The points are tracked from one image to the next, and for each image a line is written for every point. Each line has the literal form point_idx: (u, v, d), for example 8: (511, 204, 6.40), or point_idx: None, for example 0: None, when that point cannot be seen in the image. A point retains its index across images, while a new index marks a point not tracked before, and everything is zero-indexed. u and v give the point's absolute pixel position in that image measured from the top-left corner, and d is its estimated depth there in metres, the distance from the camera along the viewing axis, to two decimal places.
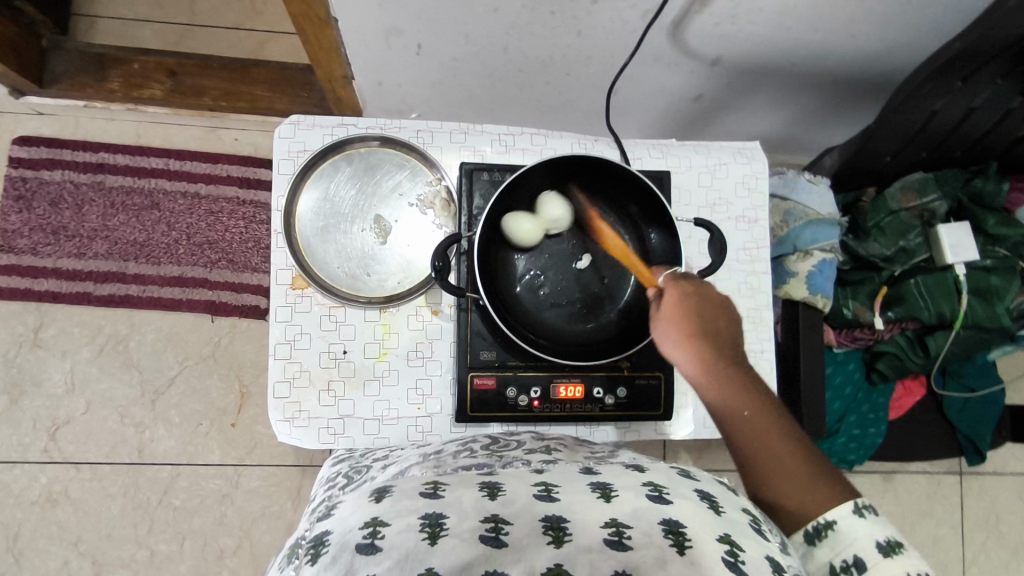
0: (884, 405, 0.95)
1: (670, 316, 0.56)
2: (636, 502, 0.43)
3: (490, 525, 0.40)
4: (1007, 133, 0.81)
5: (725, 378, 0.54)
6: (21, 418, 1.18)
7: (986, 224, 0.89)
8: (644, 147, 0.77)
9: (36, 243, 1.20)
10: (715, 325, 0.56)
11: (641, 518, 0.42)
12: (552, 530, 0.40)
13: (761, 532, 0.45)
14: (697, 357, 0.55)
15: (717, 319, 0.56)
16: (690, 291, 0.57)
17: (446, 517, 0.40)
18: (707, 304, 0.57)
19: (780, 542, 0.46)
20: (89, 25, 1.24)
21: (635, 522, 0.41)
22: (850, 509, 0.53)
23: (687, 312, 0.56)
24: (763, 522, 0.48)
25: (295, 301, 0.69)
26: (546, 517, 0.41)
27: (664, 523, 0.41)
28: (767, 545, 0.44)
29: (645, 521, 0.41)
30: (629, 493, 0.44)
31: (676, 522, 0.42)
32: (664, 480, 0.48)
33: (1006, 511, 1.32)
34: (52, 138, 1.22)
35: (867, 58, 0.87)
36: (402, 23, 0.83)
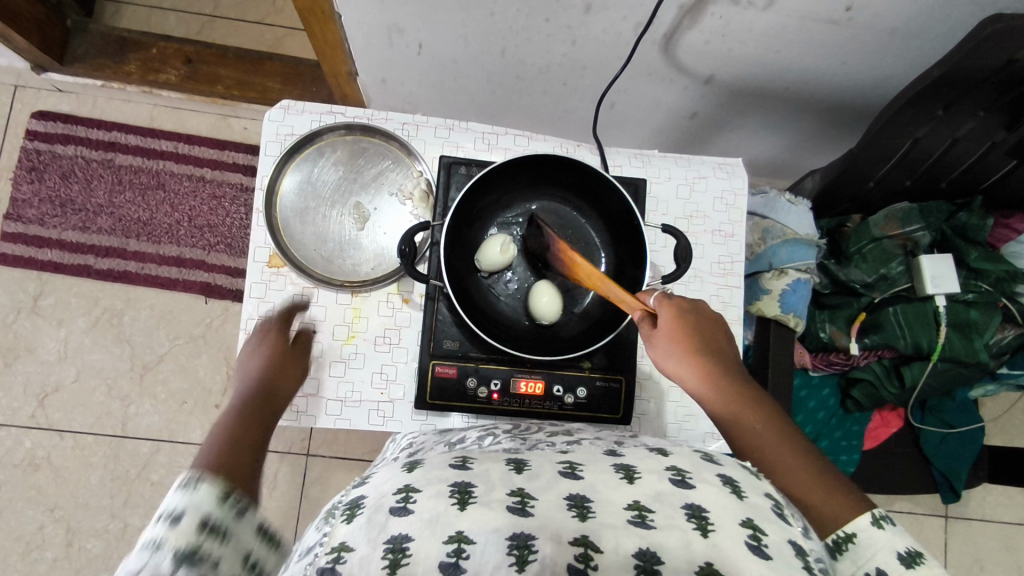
0: (858, 433, 0.93)
1: (669, 328, 0.57)
2: (657, 486, 0.41)
3: (516, 499, 0.39)
4: (989, 167, 0.81)
5: (727, 387, 0.54)
6: (12, 382, 1.21)
7: (969, 258, 0.87)
8: (624, 155, 0.78)
9: (44, 215, 1.24)
10: (709, 336, 0.57)
11: (662, 500, 0.40)
12: (577, 508, 0.39)
13: (785, 517, 0.42)
14: (700, 369, 0.55)
15: (712, 332, 0.58)
16: (683, 305, 0.59)
17: (475, 486, 0.41)
18: (699, 317, 0.58)
19: (804, 528, 0.42)
20: (116, 10, 1.29)
21: (657, 506, 0.39)
22: (868, 520, 0.49)
23: (684, 324, 0.57)
24: (788, 508, 0.43)
25: (270, 278, 0.71)
26: (570, 495, 0.40)
27: (685, 507, 0.39)
28: (794, 532, 0.40)
29: (667, 504, 0.39)
30: (651, 476, 0.42)
31: (698, 506, 0.39)
32: (687, 463, 0.44)
33: (989, 558, 1.30)
34: (70, 115, 1.26)
35: (857, 86, 0.88)
36: (403, 22, 0.86)
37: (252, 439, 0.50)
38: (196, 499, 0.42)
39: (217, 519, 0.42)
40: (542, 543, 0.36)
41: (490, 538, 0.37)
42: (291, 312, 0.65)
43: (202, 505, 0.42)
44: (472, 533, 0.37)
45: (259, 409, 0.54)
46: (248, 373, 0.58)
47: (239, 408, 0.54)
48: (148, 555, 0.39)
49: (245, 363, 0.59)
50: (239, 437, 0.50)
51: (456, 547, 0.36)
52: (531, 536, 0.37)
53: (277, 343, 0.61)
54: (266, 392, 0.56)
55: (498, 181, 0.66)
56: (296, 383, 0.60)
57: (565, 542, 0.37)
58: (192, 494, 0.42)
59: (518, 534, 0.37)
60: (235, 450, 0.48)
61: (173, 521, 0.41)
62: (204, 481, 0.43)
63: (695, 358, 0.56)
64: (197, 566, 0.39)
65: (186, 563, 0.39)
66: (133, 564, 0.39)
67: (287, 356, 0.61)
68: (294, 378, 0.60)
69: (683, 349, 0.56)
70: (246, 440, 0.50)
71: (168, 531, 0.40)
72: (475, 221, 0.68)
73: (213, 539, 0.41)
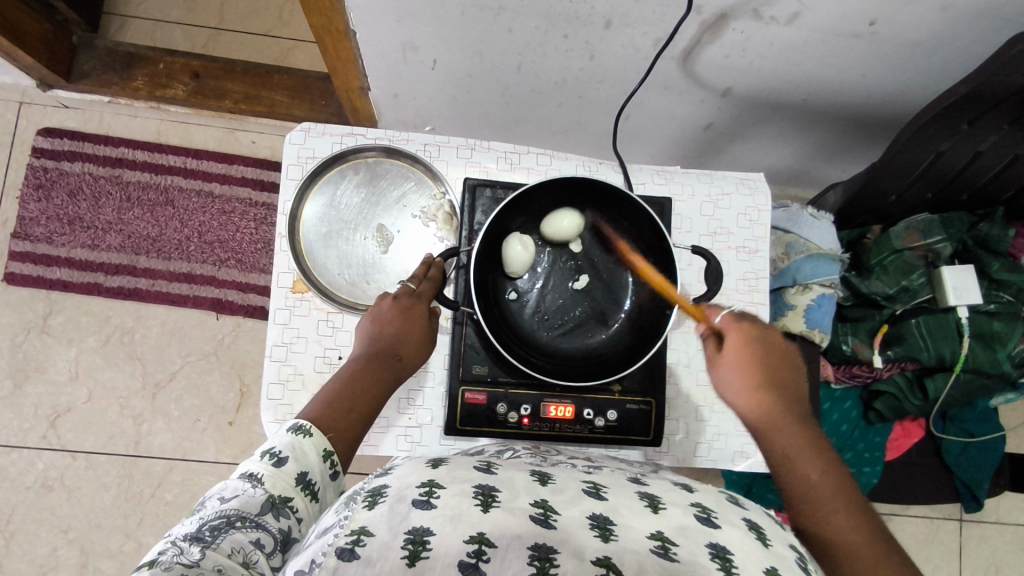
0: (880, 445, 0.94)
1: (731, 352, 0.61)
2: (682, 520, 0.43)
3: (539, 510, 0.42)
4: (1012, 180, 0.81)
5: (784, 418, 0.57)
6: (23, 403, 1.20)
7: (991, 269, 0.88)
8: (647, 173, 0.78)
9: (52, 233, 1.23)
10: (776, 369, 0.60)
11: (687, 536, 0.41)
12: (600, 528, 0.41)
13: (807, 571, 0.43)
14: (759, 397, 0.58)
15: (781, 367, 0.60)
16: (758, 333, 0.61)
17: (498, 492, 0.43)
18: (772, 348, 0.61)
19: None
20: (121, 24, 1.28)
21: (681, 540, 0.41)
22: None
23: (752, 351, 0.60)
24: (811, 563, 0.45)
25: (294, 304, 0.70)
26: (594, 515, 0.42)
27: (711, 545, 0.41)
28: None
29: (691, 540, 0.41)
30: (676, 510, 0.45)
31: (723, 547, 0.41)
32: (711, 503, 0.47)
33: (1004, 561, 1.30)
34: (76, 131, 1.25)
35: (875, 97, 0.88)
36: (418, 38, 0.84)
37: (361, 414, 0.58)
38: (302, 453, 0.52)
39: (311, 477, 0.51)
40: (564, 557, 0.37)
41: (513, 543, 0.38)
42: (427, 292, 0.66)
43: (304, 459, 0.52)
44: (493, 537, 0.38)
45: (375, 386, 0.60)
46: (379, 336, 0.63)
47: (356, 377, 0.60)
48: (251, 484, 0.48)
49: (374, 328, 0.63)
50: (348, 409, 0.57)
51: (477, 548, 0.37)
52: (554, 548, 0.38)
53: (409, 314, 0.64)
54: (387, 370, 0.61)
55: (533, 199, 0.66)
56: (415, 360, 0.64)
57: (588, 560, 0.38)
58: (298, 445, 0.52)
59: (540, 545, 0.38)
60: (344, 418, 0.56)
61: (279, 462, 0.50)
62: (313, 436, 0.53)
63: (757, 385, 0.59)
64: (283, 510, 0.48)
65: (274, 500, 0.48)
66: (236, 486, 0.48)
67: (416, 330, 0.64)
68: (416, 355, 0.64)
69: (746, 373, 0.59)
70: (356, 414, 0.57)
71: (270, 470, 0.49)
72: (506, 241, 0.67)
73: (302, 493, 0.50)
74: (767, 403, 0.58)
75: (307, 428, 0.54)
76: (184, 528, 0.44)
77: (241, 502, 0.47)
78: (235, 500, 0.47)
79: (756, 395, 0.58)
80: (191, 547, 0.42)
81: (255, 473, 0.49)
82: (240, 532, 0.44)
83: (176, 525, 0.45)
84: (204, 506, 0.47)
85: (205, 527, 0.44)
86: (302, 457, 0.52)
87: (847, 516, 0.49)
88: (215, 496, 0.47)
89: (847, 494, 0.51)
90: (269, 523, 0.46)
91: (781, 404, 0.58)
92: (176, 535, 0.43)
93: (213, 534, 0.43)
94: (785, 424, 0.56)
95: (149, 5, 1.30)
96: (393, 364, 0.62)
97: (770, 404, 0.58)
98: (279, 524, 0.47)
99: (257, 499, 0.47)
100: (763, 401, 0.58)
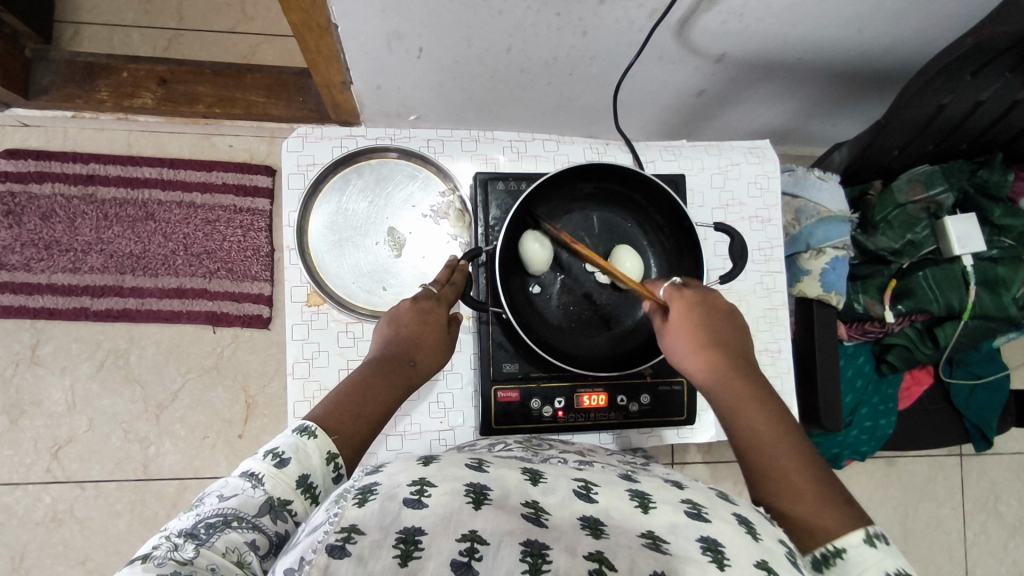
0: (894, 396, 0.96)
1: (679, 324, 0.58)
2: (673, 517, 0.42)
3: (530, 510, 0.40)
4: (1011, 126, 0.82)
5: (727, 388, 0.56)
6: (22, 438, 1.16)
7: (993, 215, 0.91)
8: (656, 149, 0.76)
9: (28, 259, 1.17)
10: (721, 329, 0.59)
11: (678, 533, 0.41)
12: (591, 528, 0.40)
13: (797, 566, 0.42)
14: (708, 361, 0.57)
15: (724, 325, 0.59)
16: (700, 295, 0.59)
17: (490, 490, 0.41)
18: (714, 309, 0.59)
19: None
20: (74, 32, 1.21)
21: (672, 537, 0.40)
22: (861, 537, 0.47)
23: (696, 317, 0.58)
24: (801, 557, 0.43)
25: (311, 318, 0.68)
26: (584, 516, 0.41)
27: (702, 541, 0.40)
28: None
29: (681, 537, 0.40)
30: (667, 507, 0.43)
31: (714, 541, 0.40)
32: (703, 499, 0.46)
33: (1005, 491, 1.34)
34: (41, 150, 1.18)
35: (870, 51, 0.87)
36: (406, 26, 0.78)
37: (369, 421, 0.54)
38: (306, 455, 0.48)
39: (312, 480, 0.47)
40: (557, 553, 0.36)
41: (504, 540, 0.36)
42: (449, 297, 0.62)
43: (307, 460, 0.48)
44: (486, 534, 0.36)
45: (385, 393, 0.56)
46: (395, 340, 0.59)
47: (367, 381, 0.55)
48: (251, 483, 0.45)
49: (391, 330, 0.60)
50: (357, 414, 0.54)
51: (470, 546, 0.36)
52: (546, 545, 0.37)
53: (426, 318, 0.61)
54: (398, 374, 0.57)
55: (557, 187, 0.64)
56: (429, 368, 0.60)
57: (580, 555, 0.36)
58: (301, 447, 0.49)
59: (533, 542, 0.37)
60: (353, 424, 0.53)
61: (281, 463, 0.47)
62: (318, 438, 0.50)
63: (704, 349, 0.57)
64: (281, 513, 0.45)
65: (272, 502, 0.45)
66: (237, 484, 0.45)
67: (433, 335, 0.60)
68: (431, 363, 0.60)
69: (692, 338, 0.57)
70: (363, 421, 0.53)
71: (272, 470, 0.46)
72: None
73: (302, 496, 0.46)
74: (716, 365, 0.57)
75: (312, 429, 0.50)
76: (178, 523, 0.42)
77: (240, 501, 0.44)
78: (234, 499, 0.44)
79: (704, 359, 0.57)
80: (185, 543, 0.39)
81: (256, 471, 0.46)
82: (236, 532, 0.41)
83: (172, 520, 0.42)
84: (202, 502, 0.44)
85: (201, 524, 0.41)
86: (304, 458, 0.48)
87: (797, 469, 0.51)
88: (214, 493, 0.45)
89: (794, 445, 0.52)
90: (266, 525, 0.43)
91: (728, 364, 0.57)
92: (171, 531, 0.41)
93: (208, 531, 0.40)
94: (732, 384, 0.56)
95: (103, 11, 1.23)
96: (407, 370, 0.58)
97: (718, 366, 0.57)
98: (277, 527, 0.44)
99: (256, 500, 0.44)
100: (711, 365, 0.57)
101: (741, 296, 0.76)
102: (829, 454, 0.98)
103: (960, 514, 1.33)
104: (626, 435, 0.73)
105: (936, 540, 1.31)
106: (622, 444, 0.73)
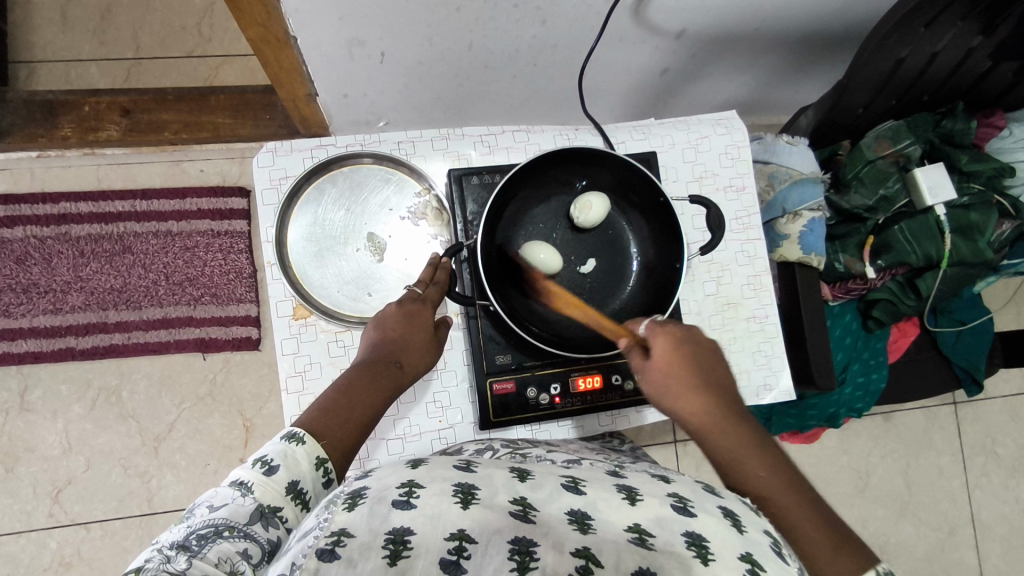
0: (883, 349, 0.98)
1: (670, 364, 0.57)
2: (659, 510, 0.42)
3: (518, 507, 0.41)
4: (968, 71, 0.84)
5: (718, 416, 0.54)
6: (20, 485, 1.14)
7: (961, 163, 0.93)
8: (625, 130, 0.77)
9: (8, 304, 1.16)
10: (710, 372, 0.57)
11: (664, 526, 0.41)
12: (577, 522, 0.40)
13: (783, 556, 0.42)
14: (699, 400, 0.55)
15: (710, 365, 0.58)
16: (684, 335, 0.59)
17: (478, 489, 0.41)
18: (699, 349, 0.58)
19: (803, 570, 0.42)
20: (30, 71, 1.20)
21: (658, 530, 0.40)
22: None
23: (683, 355, 0.57)
24: (786, 546, 0.43)
25: (299, 332, 0.68)
26: (572, 510, 0.41)
27: (687, 534, 0.40)
28: (792, 570, 0.40)
29: (668, 529, 0.40)
30: (654, 500, 0.43)
31: (699, 535, 0.40)
32: (689, 492, 0.46)
33: (999, 432, 1.36)
34: (8, 193, 1.17)
35: (824, 13, 0.89)
36: (365, 32, 0.78)
37: (357, 425, 0.54)
38: (295, 462, 0.48)
39: (302, 486, 0.47)
40: (544, 550, 0.37)
41: (493, 539, 0.37)
42: (433, 298, 0.64)
43: (296, 467, 0.48)
44: (474, 533, 0.37)
45: (374, 396, 0.56)
46: (382, 344, 0.59)
47: (353, 387, 0.55)
48: (241, 492, 0.45)
49: (377, 334, 0.60)
50: (346, 417, 0.53)
51: (458, 545, 0.36)
52: (534, 542, 0.37)
53: (413, 320, 0.61)
54: (385, 376, 0.57)
55: (576, 163, 0.65)
56: (417, 370, 0.61)
57: (567, 552, 0.37)
58: (290, 454, 0.48)
59: (520, 540, 0.37)
60: (341, 428, 0.53)
61: (270, 471, 0.47)
62: (307, 444, 0.49)
63: (692, 387, 0.56)
64: (272, 519, 0.44)
65: (263, 509, 0.44)
66: (226, 493, 0.45)
67: (421, 335, 0.61)
68: (418, 365, 0.61)
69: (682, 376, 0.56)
70: (352, 425, 0.53)
71: (260, 478, 0.46)
72: (515, 212, 0.67)
73: (293, 502, 0.46)
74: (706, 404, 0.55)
75: (301, 435, 0.50)
76: (171, 536, 0.41)
77: (229, 511, 0.43)
78: (223, 509, 0.44)
79: (696, 395, 0.55)
80: (177, 555, 0.38)
81: (245, 480, 0.46)
82: (228, 542, 0.41)
83: (162, 534, 0.42)
84: (192, 514, 0.44)
85: (193, 536, 0.41)
86: (294, 465, 0.48)
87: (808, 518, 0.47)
88: (204, 505, 0.44)
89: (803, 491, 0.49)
90: (257, 532, 0.43)
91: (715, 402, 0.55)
92: (162, 544, 0.40)
93: (200, 543, 0.40)
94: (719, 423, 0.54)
95: (57, 46, 1.21)
96: (393, 372, 0.58)
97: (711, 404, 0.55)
98: (269, 535, 0.43)
99: (246, 509, 0.44)
100: (701, 402, 0.55)
101: (723, 266, 0.77)
102: (827, 414, 0.99)
103: (959, 460, 1.35)
104: (624, 415, 0.73)
105: (938, 488, 1.33)
106: (622, 425, 0.73)
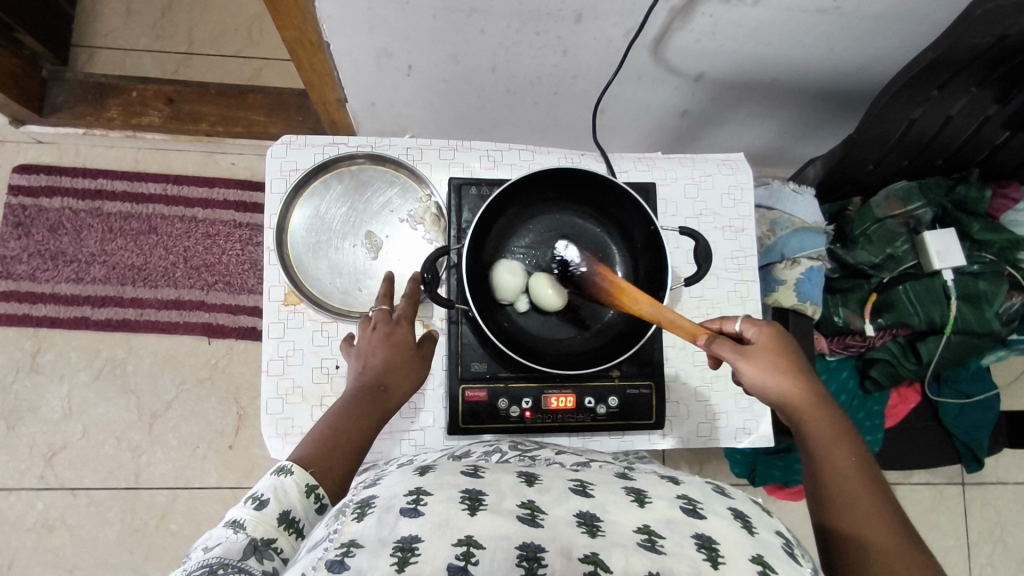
0: (878, 412, 0.96)
1: (768, 350, 0.56)
2: (669, 511, 0.42)
3: (526, 511, 0.40)
4: (982, 140, 0.84)
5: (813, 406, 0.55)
6: (18, 444, 1.18)
7: (972, 231, 0.92)
8: (630, 160, 0.79)
9: (35, 269, 1.22)
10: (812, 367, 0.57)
11: (674, 528, 0.41)
12: (587, 524, 0.40)
13: (794, 557, 0.43)
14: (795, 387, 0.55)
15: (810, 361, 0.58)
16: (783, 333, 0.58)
17: (486, 495, 0.41)
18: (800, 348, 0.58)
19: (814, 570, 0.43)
20: (90, 56, 1.27)
21: (668, 532, 0.40)
22: None
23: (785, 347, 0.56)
24: (797, 547, 0.45)
25: (287, 317, 0.70)
26: (580, 513, 0.41)
27: (696, 536, 0.40)
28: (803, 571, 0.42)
29: (677, 531, 0.40)
30: (663, 503, 0.43)
31: (710, 538, 0.40)
32: (699, 494, 0.46)
33: (1010, 521, 1.30)
34: (53, 165, 1.24)
35: (845, 69, 0.89)
36: (393, 45, 0.81)
37: (346, 456, 0.56)
38: (284, 494, 0.51)
39: (294, 515, 0.50)
40: (552, 556, 0.36)
41: (501, 544, 0.37)
42: (407, 314, 0.65)
43: (287, 498, 0.51)
44: (482, 538, 0.37)
45: (361, 426, 0.58)
46: (364, 371, 0.61)
47: (345, 421, 0.57)
48: (233, 530, 0.48)
49: (360, 364, 0.62)
50: (334, 449, 0.56)
51: (465, 551, 0.36)
52: (542, 547, 0.37)
53: (390, 341, 0.63)
54: (372, 405, 0.59)
55: (567, 185, 0.67)
56: (403, 390, 0.62)
57: (575, 558, 0.37)
58: (279, 486, 0.51)
59: (528, 545, 0.37)
60: (331, 460, 0.55)
61: (261, 506, 0.50)
62: (295, 474, 0.52)
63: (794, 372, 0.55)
64: (266, 552, 0.47)
65: (257, 543, 0.47)
66: (221, 533, 0.48)
67: (403, 360, 0.63)
68: (403, 387, 0.62)
69: (784, 364, 0.55)
70: (339, 452, 0.56)
71: (253, 514, 0.49)
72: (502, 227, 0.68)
73: (287, 531, 0.49)
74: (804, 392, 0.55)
75: (288, 467, 0.53)
76: None
77: (224, 549, 0.46)
78: (218, 548, 0.46)
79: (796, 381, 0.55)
80: None
81: (238, 519, 0.49)
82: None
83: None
84: (190, 557, 0.46)
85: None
86: (284, 496, 0.51)
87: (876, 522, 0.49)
88: (201, 547, 0.47)
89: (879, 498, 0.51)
90: (252, 567, 0.46)
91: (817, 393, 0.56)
92: None
93: None
94: (821, 413, 0.55)
95: (117, 36, 1.29)
96: (379, 397, 0.60)
97: (809, 395, 0.55)
98: (262, 567, 0.46)
99: (239, 544, 0.47)
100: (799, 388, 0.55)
101: (714, 303, 0.77)
102: None
103: (963, 545, 1.29)
104: (597, 438, 0.72)
105: None
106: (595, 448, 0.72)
